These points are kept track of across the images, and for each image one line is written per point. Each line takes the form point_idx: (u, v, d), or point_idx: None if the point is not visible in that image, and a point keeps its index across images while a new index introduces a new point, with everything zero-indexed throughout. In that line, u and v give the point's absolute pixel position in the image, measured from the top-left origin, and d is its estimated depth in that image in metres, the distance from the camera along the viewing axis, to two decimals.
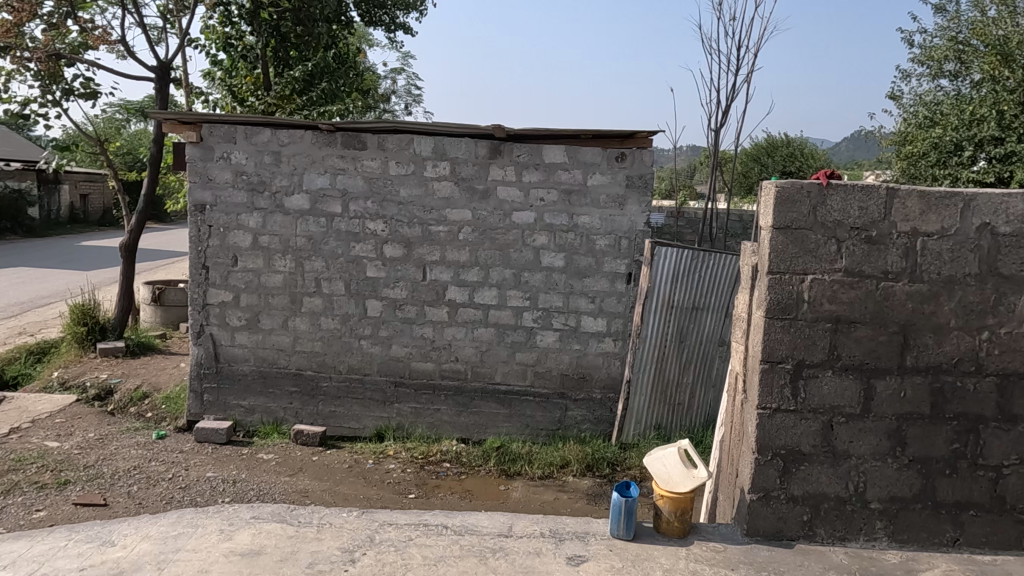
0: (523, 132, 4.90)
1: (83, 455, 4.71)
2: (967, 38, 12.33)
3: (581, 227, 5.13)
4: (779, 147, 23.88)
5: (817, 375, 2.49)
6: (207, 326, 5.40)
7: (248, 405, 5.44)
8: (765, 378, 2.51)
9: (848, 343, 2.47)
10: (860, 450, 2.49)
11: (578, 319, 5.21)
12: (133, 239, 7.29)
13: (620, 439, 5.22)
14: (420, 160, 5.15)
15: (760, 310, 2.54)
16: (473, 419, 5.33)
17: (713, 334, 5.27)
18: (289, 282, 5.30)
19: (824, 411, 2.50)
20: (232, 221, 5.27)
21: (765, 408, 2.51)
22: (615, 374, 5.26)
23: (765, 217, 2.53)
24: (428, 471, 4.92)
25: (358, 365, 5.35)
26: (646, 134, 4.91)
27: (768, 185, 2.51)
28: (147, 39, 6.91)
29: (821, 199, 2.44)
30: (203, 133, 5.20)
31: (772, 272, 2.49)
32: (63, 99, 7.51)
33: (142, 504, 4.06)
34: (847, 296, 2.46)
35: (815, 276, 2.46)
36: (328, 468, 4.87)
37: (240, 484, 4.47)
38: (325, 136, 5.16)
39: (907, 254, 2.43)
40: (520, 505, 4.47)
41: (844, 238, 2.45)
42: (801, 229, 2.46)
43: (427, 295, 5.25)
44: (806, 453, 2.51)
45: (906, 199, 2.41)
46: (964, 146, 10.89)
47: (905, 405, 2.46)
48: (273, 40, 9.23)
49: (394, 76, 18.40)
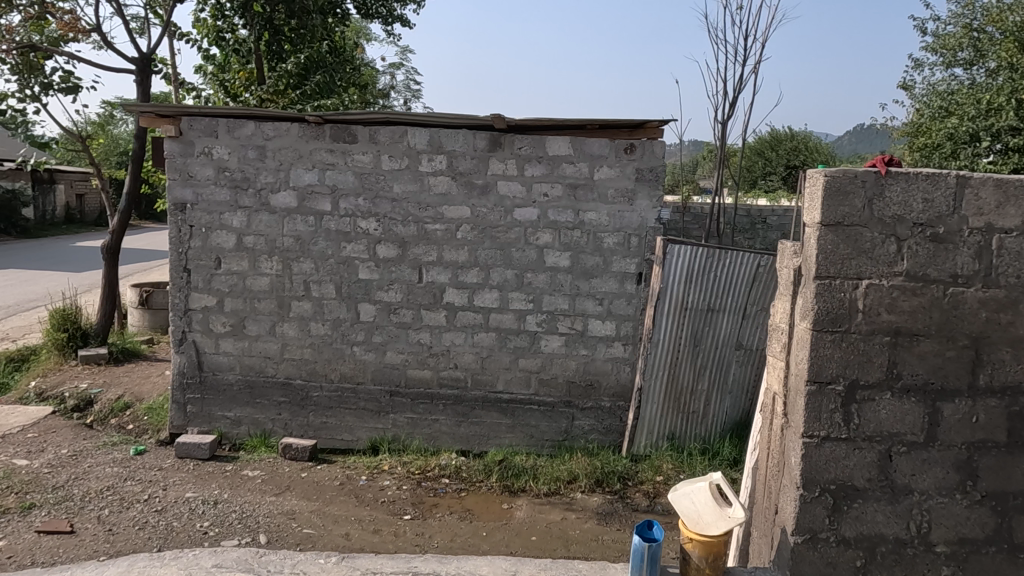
0: (525, 122, 4.55)
1: (53, 474, 4.38)
2: (982, 25, 12.07)
3: (588, 224, 4.78)
4: (784, 140, 23.54)
5: (872, 398, 2.15)
6: (189, 333, 5.05)
7: (234, 416, 5.11)
8: (812, 402, 2.17)
9: (909, 359, 2.12)
10: (923, 485, 2.15)
11: (585, 322, 4.86)
12: (115, 240, 6.93)
13: (630, 451, 4.88)
14: (415, 154, 4.80)
15: (805, 322, 2.19)
16: (474, 431, 4.99)
17: (730, 337, 4.85)
18: (276, 286, 4.96)
19: (881, 438, 2.15)
20: (214, 221, 4.93)
21: (812, 436, 2.17)
22: (624, 381, 4.92)
23: (810, 211, 2.17)
24: (426, 487, 4.57)
25: (350, 372, 5.01)
26: (657, 123, 4.55)
27: (813, 173, 2.17)
28: (128, 30, 6.55)
29: (878, 190, 2.09)
30: (182, 126, 4.85)
31: (820, 277, 2.14)
32: (43, 93, 7.18)
33: (112, 531, 3.73)
34: (909, 304, 2.11)
35: (870, 282, 2.12)
36: (319, 486, 4.52)
37: (222, 506, 4.13)
38: (313, 128, 4.81)
39: (980, 255, 2.08)
40: (524, 526, 4.12)
41: (905, 236, 2.10)
42: (854, 226, 2.11)
43: (423, 298, 4.91)
44: (859, 488, 2.17)
45: (979, 188, 2.06)
46: (981, 137, 10.32)
47: (977, 432, 2.12)
48: (265, 33, 8.93)
49: (393, 71, 18.18)
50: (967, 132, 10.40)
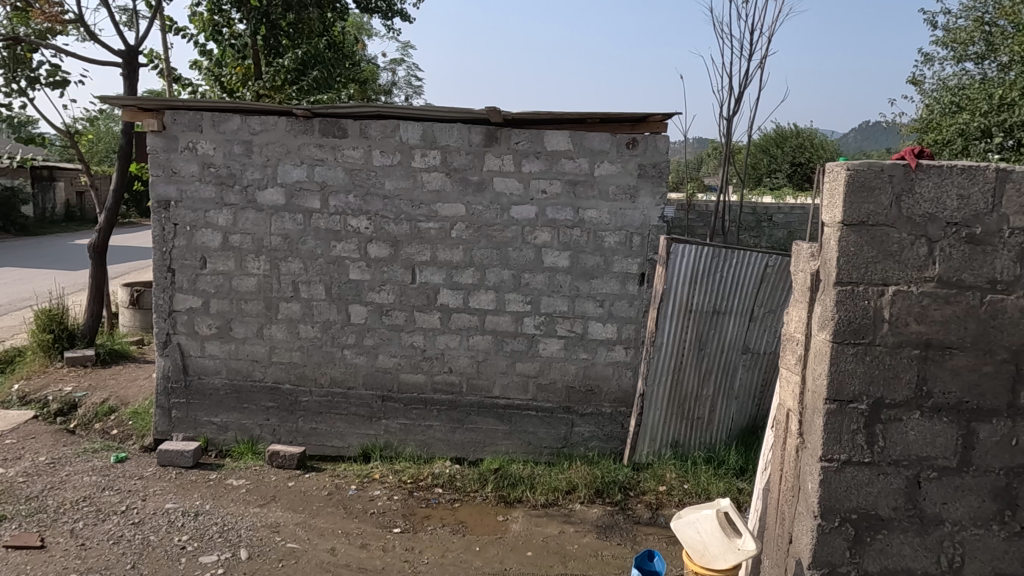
0: (522, 116, 4.33)
1: (29, 484, 4.20)
2: (994, 19, 11.82)
3: (588, 222, 4.57)
4: (789, 137, 23.27)
5: (899, 419, 1.96)
6: (174, 335, 4.86)
7: (221, 422, 4.91)
8: (832, 423, 1.98)
9: (942, 375, 1.94)
10: (956, 515, 1.96)
11: (585, 325, 4.66)
12: (102, 239, 6.73)
13: (631, 459, 4.68)
14: (408, 149, 4.59)
15: (823, 333, 2.00)
16: (469, 437, 4.78)
17: (737, 341, 4.62)
18: (264, 286, 4.76)
19: (908, 463, 1.97)
20: (199, 219, 4.73)
21: (832, 461, 1.98)
22: (626, 386, 4.72)
23: (830, 209, 1.98)
24: (418, 498, 4.36)
25: (341, 377, 4.81)
26: (660, 117, 4.35)
27: (834, 167, 1.98)
28: (114, 22, 6.36)
29: (908, 185, 1.91)
30: (166, 121, 4.65)
31: (842, 283, 1.95)
32: (29, 87, 7.00)
33: (84, 546, 3.55)
34: (941, 314, 1.93)
35: (898, 288, 1.93)
36: (305, 496, 4.32)
37: (202, 518, 3.93)
38: (301, 122, 4.61)
39: (1022, 258, 1.90)
40: (520, 541, 3.91)
41: (938, 237, 1.92)
42: (880, 225, 1.92)
43: (417, 299, 4.70)
44: (884, 518, 1.99)
45: (1021, 185, 1.88)
46: (993, 133, 10.02)
47: (1017, 456, 1.94)
48: (262, 26, 8.53)
49: (393, 67, 17.96)
50: (979, 128, 10.11)
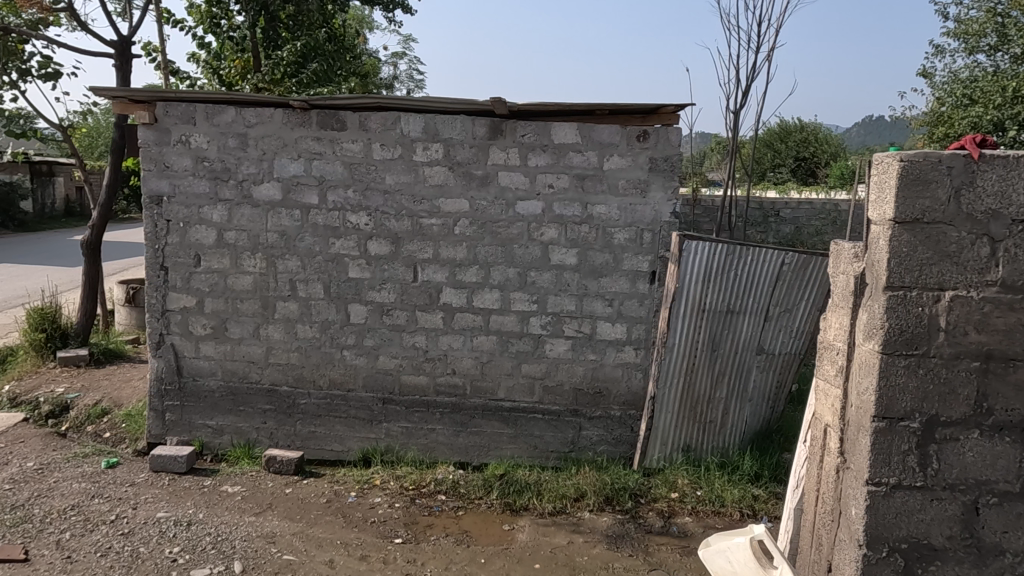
0: (528, 107, 4.14)
1: (15, 492, 4.04)
2: (1007, 10, 11.58)
3: (597, 218, 4.38)
4: (793, 131, 23.05)
5: (955, 439, 1.83)
6: (167, 335, 4.69)
7: (216, 425, 4.74)
8: (882, 443, 1.85)
9: (1004, 391, 1.80)
10: (1017, 545, 1.83)
11: (594, 325, 4.47)
12: (94, 235, 6.54)
13: (642, 464, 4.49)
14: (409, 143, 4.41)
15: (871, 342, 1.87)
16: (473, 441, 4.61)
17: (751, 341, 4.45)
18: (260, 285, 4.58)
19: (965, 487, 1.84)
20: (192, 215, 4.55)
21: (880, 484, 1.86)
22: (637, 389, 4.54)
23: (879, 206, 1.84)
24: (420, 506, 4.19)
25: (340, 379, 4.64)
26: (672, 108, 4.16)
27: (884, 158, 1.84)
28: (106, 11, 6.18)
29: (968, 178, 1.76)
30: (157, 113, 4.46)
31: (893, 288, 1.81)
32: (20, 80, 6.84)
33: (69, 559, 3.38)
34: (1004, 322, 1.78)
35: (956, 293, 1.79)
36: (303, 504, 4.15)
37: (195, 528, 3.76)
38: (298, 115, 4.42)
39: None
40: (526, 552, 3.74)
41: (1001, 236, 1.77)
42: (937, 224, 1.78)
43: (418, 299, 4.52)
44: (936, 547, 1.87)
45: None
46: (1007, 126, 9.83)
47: None
48: (261, 18, 8.39)
49: (393, 61, 17.76)
50: (992, 121, 9.90)
